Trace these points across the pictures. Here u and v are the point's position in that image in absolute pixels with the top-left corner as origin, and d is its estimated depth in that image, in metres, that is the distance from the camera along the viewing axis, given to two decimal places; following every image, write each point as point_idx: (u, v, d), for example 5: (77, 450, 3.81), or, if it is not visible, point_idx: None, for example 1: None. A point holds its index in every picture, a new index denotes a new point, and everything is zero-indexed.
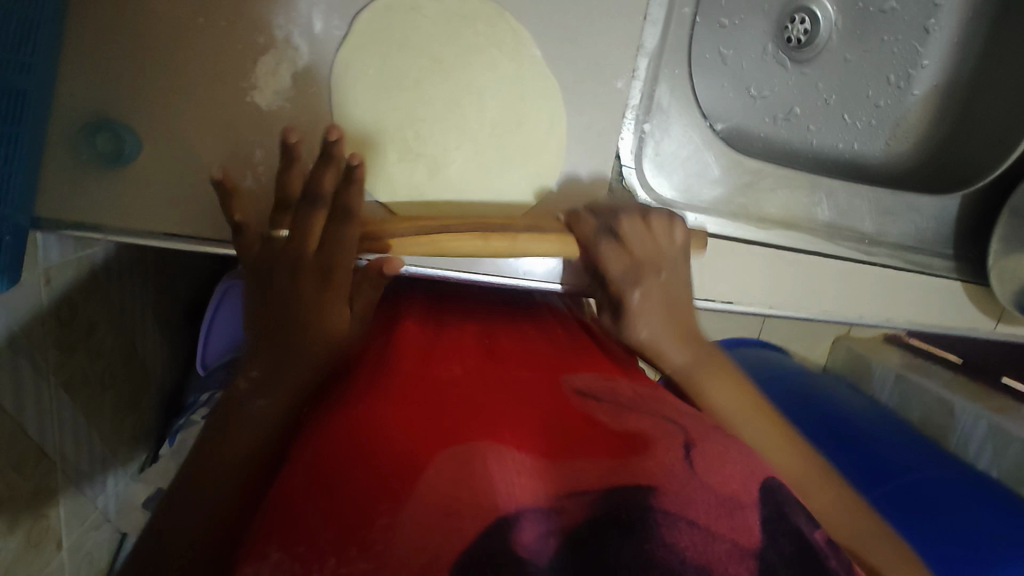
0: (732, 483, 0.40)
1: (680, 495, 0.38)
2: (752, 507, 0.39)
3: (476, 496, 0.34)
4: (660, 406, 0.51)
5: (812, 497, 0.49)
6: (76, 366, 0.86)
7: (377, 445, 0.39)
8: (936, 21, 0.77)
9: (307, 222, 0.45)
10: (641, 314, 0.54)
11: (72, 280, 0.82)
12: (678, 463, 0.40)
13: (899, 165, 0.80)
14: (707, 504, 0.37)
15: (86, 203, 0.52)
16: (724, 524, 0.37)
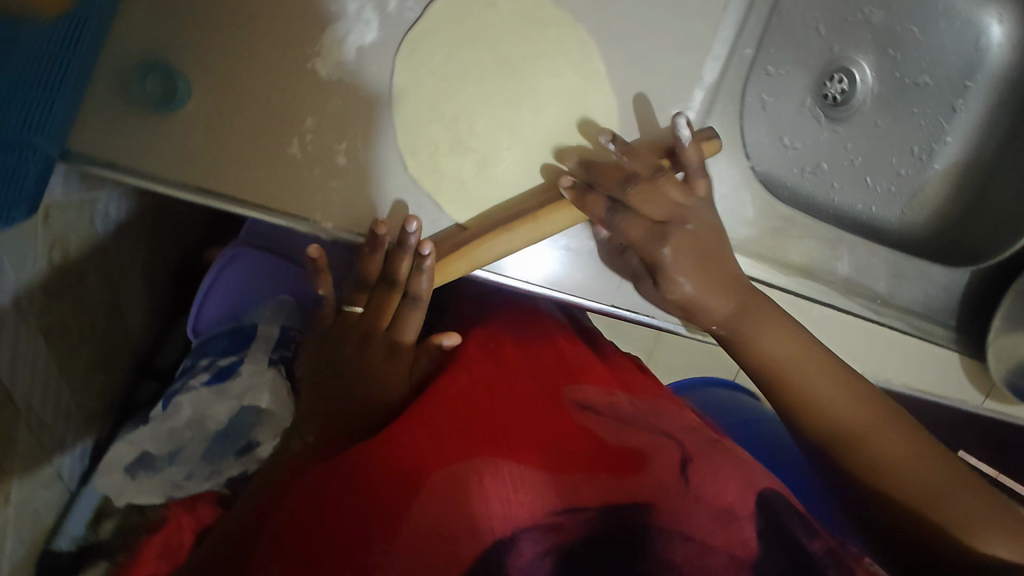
0: (728, 495, 0.45)
1: (674, 511, 0.43)
2: (748, 521, 0.43)
3: (477, 517, 0.42)
4: (659, 421, 0.55)
5: (858, 436, 0.54)
6: (58, 314, 0.82)
7: (394, 464, 0.46)
8: (964, 102, 0.81)
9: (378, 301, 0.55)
10: (678, 265, 0.55)
11: (70, 223, 0.78)
12: (675, 484, 0.45)
13: (913, 234, 0.82)
14: (704, 521, 0.43)
15: (123, 143, 0.50)
16: (719, 537, 0.42)
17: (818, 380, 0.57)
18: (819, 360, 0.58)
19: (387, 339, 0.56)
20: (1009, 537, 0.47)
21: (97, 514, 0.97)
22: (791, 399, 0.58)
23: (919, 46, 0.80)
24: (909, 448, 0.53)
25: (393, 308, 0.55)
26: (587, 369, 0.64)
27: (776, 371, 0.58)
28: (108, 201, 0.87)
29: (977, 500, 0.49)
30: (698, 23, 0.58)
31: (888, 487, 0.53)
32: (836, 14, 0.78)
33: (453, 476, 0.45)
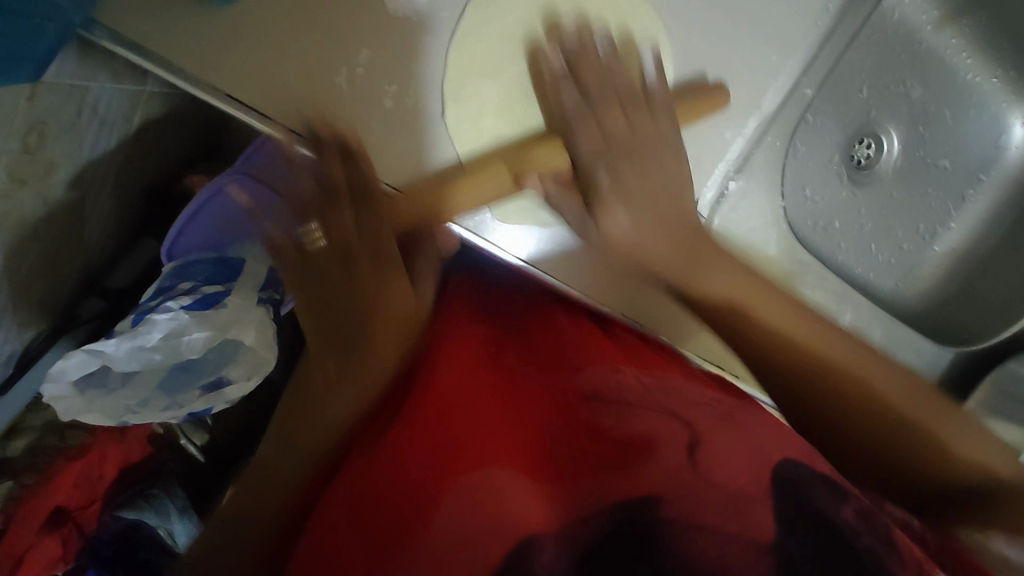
0: (742, 476, 0.45)
1: (686, 499, 0.43)
2: (761, 501, 0.43)
3: (501, 515, 0.40)
4: (666, 398, 0.51)
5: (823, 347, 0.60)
6: (18, 202, 0.74)
7: (402, 474, 0.43)
8: (974, 193, 0.84)
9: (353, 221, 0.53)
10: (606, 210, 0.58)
11: (55, 108, 0.72)
12: (683, 466, 0.45)
13: (901, 306, 0.85)
14: (717, 508, 0.43)
15: (158, 28, 0.48)
16: (739, 521, 0.42)
17: (728, 291, 0.60)
18: (749, 286, 0.61)
19: (356, 246, 0.53)
20: (845, 400, 0.57)
21: (11, 427, 0.92)
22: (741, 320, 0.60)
23: (946, 129, 0.82)
24: (848, 351, 0.61)
25: (347, 220, 0.53)
26: (593, 340, 0.60)
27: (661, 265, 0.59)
28: (100, 94, 0.81)
29: (864, 370, 0.59)
30: (771, 55, 0.61)
31: (822, 385, 0.58)
32: (879, 79, 0.79)
33: (470, 484, 0.42)
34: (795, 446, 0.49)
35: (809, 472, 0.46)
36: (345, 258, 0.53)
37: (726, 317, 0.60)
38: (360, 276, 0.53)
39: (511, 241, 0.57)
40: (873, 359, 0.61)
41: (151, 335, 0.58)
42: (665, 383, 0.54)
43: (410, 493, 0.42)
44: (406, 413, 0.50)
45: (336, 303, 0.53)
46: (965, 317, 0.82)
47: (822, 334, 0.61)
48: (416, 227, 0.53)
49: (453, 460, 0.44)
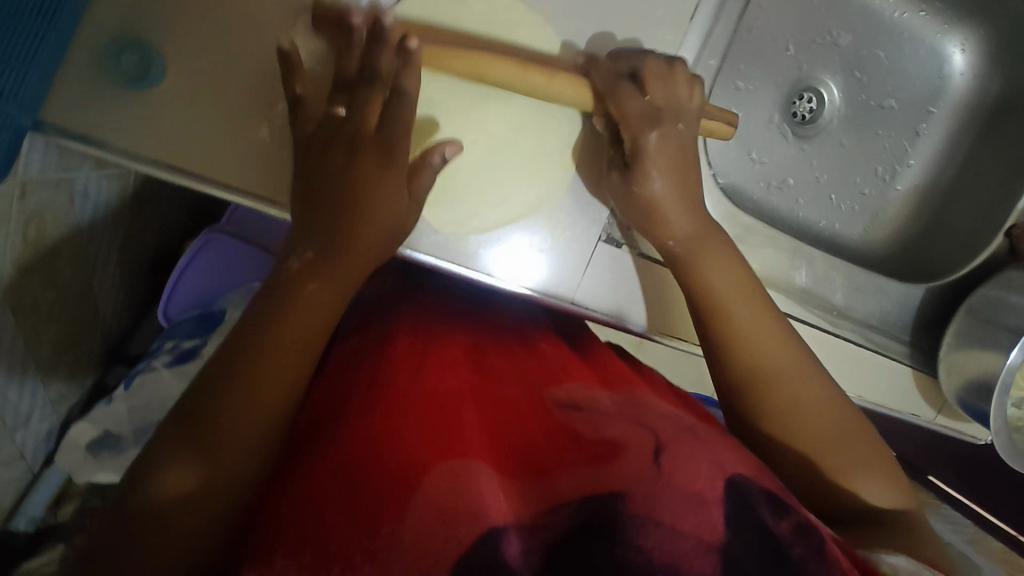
0: (698, 480, 0.46)
1: (649, 498, 0.45)
2: (715, 505, 0.44)
3: (477, 508, 0.43)
4: (642, 414, 0.56)
5: (771, 353, 0.54)
6: (28, 291, 0.82)
7: (379, 462, 0.47)
8: (927, 127, 0.84)
9: (364, 101, 0.49)
10: (654, 156, 0.56)
11: (45, 201, 0.80)
12: (647, 470, 0.47)
13: (872, 251, 0.85)
14: (673, 505, 0.44)
15: (95, 117, 0.50)
16: (690, 521, 0.44)
17: (714, 264, 0.57)
18: (746, 284, 0.57)
19: (379, 137, 0.49)
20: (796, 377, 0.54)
21: (58, 497, 0.99)
22: (729, 335, 0.55)
23: (885, 70, 0.83)
24: (836, 410, 0.53)
25: (375, 108, 0.49)
26: (573, 370, 0.67)
27: (710, 296, 0.57)
28: (87, 181, 0.88)
29: (836, 425, 0.52)
30: (665, 33, 0.60)
31: (796, 420, 0.52)
32: (804, 34, 0.81)
33: (443, 469, 0.46)
34: (742, 457, 0.50)
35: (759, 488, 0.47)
36: (348, 145, 0.49)
37: (689, 267, 0.58)
38: (337, 164, 0.49)
39: (506, 269, 0.61)
40: (870, 431, 0.54)
41: (140, 397, 0.62)
42: (632, 397, 0.61)
43: (391, 482, 0.46)
44: (386, 407, 0.53)
45: (323, 192, 0.49)
46: (933, 250, 0.81)
47: (807, 364, 0.55)
48: (394, 145, 0.49)
49: (431, 453, 0.48)
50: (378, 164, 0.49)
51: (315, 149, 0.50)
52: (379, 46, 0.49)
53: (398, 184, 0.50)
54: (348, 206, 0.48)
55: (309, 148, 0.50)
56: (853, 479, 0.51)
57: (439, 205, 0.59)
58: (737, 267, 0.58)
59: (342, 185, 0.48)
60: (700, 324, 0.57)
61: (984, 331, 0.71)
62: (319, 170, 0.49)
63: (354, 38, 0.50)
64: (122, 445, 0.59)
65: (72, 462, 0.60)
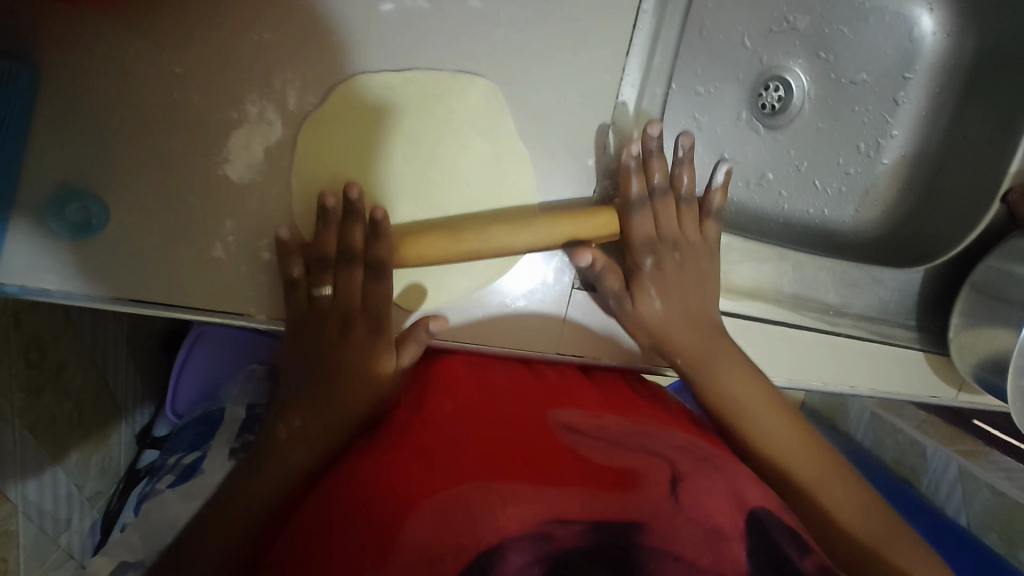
0: (720, 515, 0.45)
1: (668, 529, 0.43)
2: (736, 541, 0.43)
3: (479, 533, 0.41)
4: (654, 441, 0.55)
5: (803, 481, 0.56)
6: (43, 408, 0.85)
7: (388, 476, 0.46)
8: (905, 94, 0.79)
9: (345, 280, 0.52)
10: (654, 291, 0.60)
11: (41, 322, 0.82)
12: (665, 501, 0.46)
13: (866, 231, 0.82)
14: (694, 540, 0.43)
15: (50, 271, 0.51)
16: (707, 555, 0.42)
17: (716, 352, 0.60)
18: (759, 387, 0.60)
19: (369, 313, 0.52)
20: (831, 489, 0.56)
21: None
22: (747, 429, 0.59)
23: (852, 43, 0.79)
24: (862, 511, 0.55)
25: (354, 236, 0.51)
26: (580, 387, 0.65)
27: (716, 404, 0.60)
28: None
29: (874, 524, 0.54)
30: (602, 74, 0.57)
31: (800, 474, 0.57)
32: (759, 25, 0.77)
33: (449, 493, 0.44)
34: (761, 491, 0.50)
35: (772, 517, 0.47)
36: (341, 322, 0.52)
37: (692, 363, 0.60)
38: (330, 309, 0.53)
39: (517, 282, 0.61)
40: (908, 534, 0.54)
41: None
42: (643, 422, 0.59)
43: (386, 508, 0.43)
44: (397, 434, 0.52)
45: (309, 360, 0.53)
46: (927, 224, 0.78)
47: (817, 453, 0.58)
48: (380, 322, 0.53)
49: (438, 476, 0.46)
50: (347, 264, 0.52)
51: (303, 329, 0.54)
52: (350, 222, 0.51)
53: (390, 351, 0.53)
54: (343, 356, 0.52)
55: (300, 324, 0.54)
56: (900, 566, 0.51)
57: (406, 287, 0.59)
58: (744, 370, 0.61)
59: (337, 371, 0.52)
60: (727, 426, 0.60)
61: (990, 307, 0.68)
62: (303, 356, 0.53)
63: (331, 217, 0.52)
64: None
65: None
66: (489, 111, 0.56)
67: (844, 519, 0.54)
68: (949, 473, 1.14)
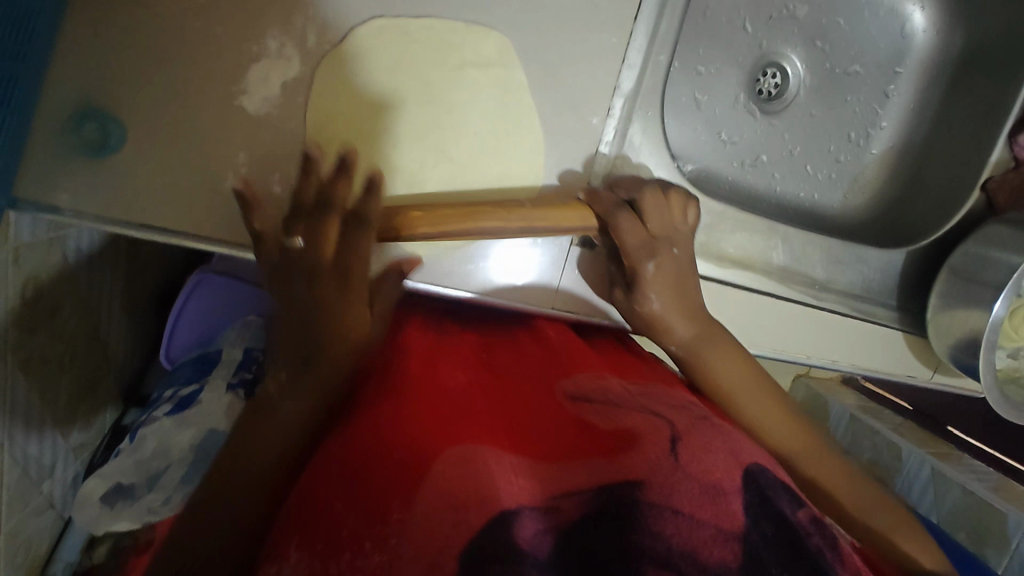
0: (716, 471, 0.46)
1: (666, 484, 0.44)
2: (733, 495, 0.45)
3: (488, 494, 0.41)
4: (651, 403, 0.56)
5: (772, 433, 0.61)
6: (36, 348, 0.85)
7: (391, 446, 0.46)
8: (895, 88, 0.83)
9: (322, 232, 0.52)
10: (652, 282, 0.61)
11: (41, 261, 0.82)
12: (666, 457, 0.46)
13: (854, 216, 0.85)
14: (692, 495, 0.43)
15: (66, 188, 0.53)
16: (707, 510, 0.43)
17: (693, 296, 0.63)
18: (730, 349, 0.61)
19: (337, 269, 0.52)
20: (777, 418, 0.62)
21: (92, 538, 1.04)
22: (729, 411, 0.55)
23: (847, 35, 0.82)
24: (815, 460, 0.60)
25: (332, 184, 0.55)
26: (581, 359, 0.66)
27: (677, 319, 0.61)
28: (79, 237, 0.90)
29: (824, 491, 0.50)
30: (610, 37, 0.60)
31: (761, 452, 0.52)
32: (760, 11, 0.80)
33: (462, 457, 0.45)
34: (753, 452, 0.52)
35: (774, 481, 0.49)
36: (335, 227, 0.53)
37: (684, 287, 0.63)
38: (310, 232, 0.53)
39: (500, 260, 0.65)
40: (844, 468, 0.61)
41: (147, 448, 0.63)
42: (645, 386, 0.61)
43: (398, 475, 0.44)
44: (411, 397, 0.53)
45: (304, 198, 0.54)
46: (912, 210, 0.81)
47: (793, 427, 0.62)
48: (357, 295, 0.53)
49: (434, 442, 0.47)
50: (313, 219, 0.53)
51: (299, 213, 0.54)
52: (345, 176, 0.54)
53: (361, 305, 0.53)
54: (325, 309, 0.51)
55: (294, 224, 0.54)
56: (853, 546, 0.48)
57: None
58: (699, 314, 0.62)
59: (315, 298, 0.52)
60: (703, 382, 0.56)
61: (966, 289, 0.71)
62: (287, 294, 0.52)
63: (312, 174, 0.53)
64: (138, 492, 0.60)
65: (90, 517, 0.59)
66: (501, 64, 0.58)
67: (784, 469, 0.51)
68: (923, 474, 1.13)
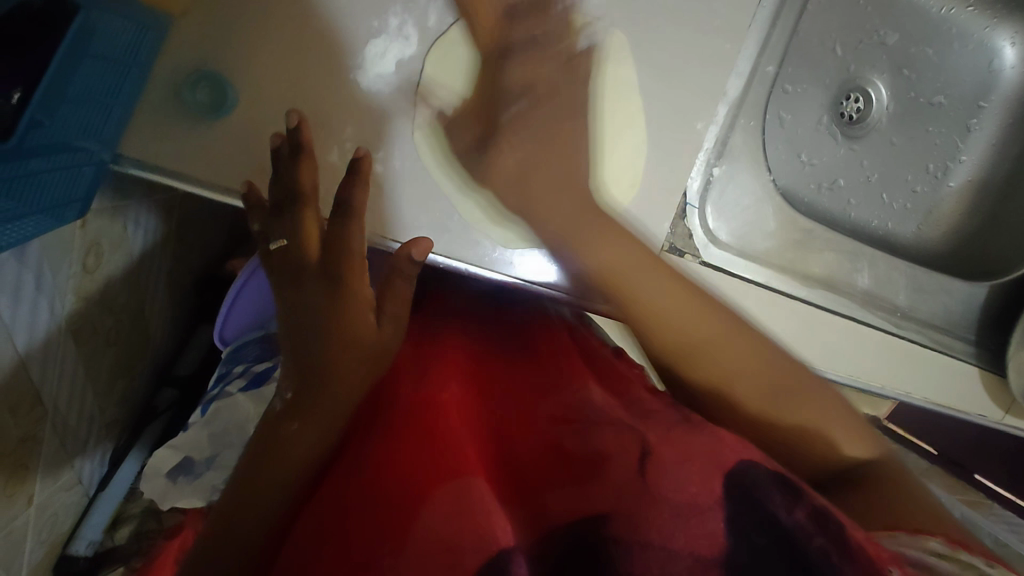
0: (698, 483, 0.39)
1: (648, 509, 0.38)
2: (714, 511, 0.37)
3: (474, 534, 0.38)
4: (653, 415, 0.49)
5: (719, 361, 0.51)
6: (88, 318, 0.83)
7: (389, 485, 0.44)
8: (979, 122, 0.82)
9: (297, 225, 0.49)
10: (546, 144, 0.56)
11: (105, 227, 0.81)
12: (631, 480, 0.41)
13: (929, 249, 0.84)
14: (668, 515, 0.37)
15: (171, 149, 0.52)
16: (686, 535, 0.36)
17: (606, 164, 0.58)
18: (659, 269, 0.54)
19: (324, 259, 0.48)
20: (842, 433, 0.50)
21: (114, 519, 1.00)
22: (703, 369, 0.51)
23: (933, 68, 0.82)
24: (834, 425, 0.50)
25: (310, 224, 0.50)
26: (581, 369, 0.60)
27: (613, 268, 0.54)
28: (141, 209, 0.89)
29: (798, 409, 0.50)
30: (722, 43, 0.59)
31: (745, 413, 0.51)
32: (850, 35, 0.80)
33: (447, 491, 0.42)
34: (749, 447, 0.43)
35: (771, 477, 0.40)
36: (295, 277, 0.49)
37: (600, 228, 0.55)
38: (312, 298, 0.48)
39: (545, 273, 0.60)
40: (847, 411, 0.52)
41: (216, 423, 0.62)
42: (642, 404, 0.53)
43: (392, 510, 0.42)
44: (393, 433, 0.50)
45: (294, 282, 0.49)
46: (986, 247, 0.81)
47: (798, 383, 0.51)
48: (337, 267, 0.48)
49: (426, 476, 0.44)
50: (332, 288, 0.48)
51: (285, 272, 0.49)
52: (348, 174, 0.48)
53: (342, 297, 0.48)
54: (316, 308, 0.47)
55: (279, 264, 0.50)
56: (840, 446, 0.50)
57: (503, 225, 0.58)
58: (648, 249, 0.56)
59: (324, 363, 0.46)
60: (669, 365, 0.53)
61: None
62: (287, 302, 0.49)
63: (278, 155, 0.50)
64: (197, 468, 0.61)
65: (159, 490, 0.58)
66: (614, 61, 0.58)
67: (767, 411, 0.50)
68: None
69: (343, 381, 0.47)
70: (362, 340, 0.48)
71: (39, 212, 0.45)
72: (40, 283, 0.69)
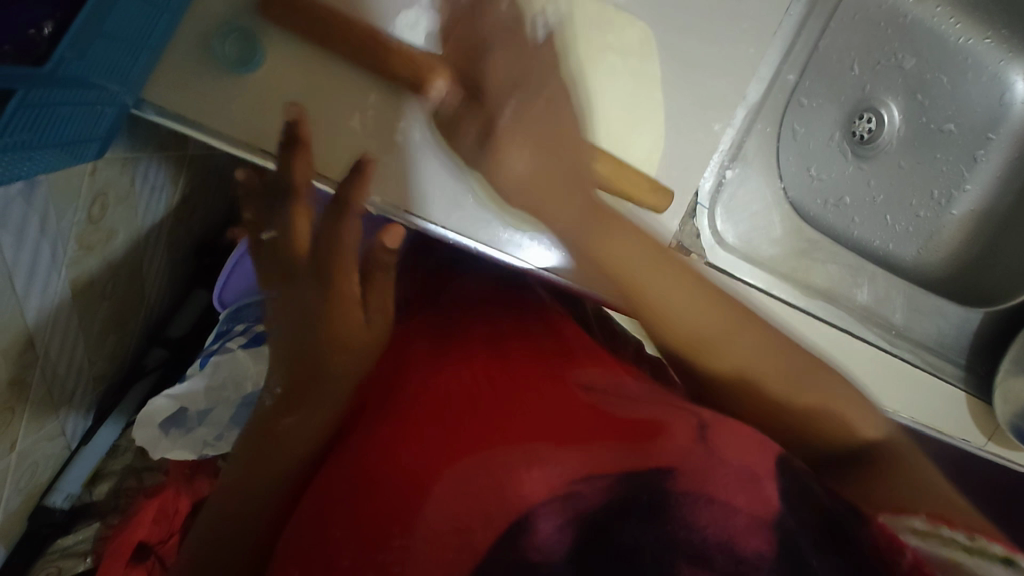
0: (750, 456, 0.40)
1: (698, 473, 0.39)
2: (768, 480, 0.38)
3: (499, 505, 0.38)
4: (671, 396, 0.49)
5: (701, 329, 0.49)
6: (87, 267, 0.82)
7: (401, 462, 0.43)
8: (985, 154, 0.84)
9: (286, 221, 0.54)
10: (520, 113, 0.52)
11: (113, 176, 0.80)
12: (694, 446, 0.41)
13: (927, 273, 0.85)
14: (727, 481, 0.38)
15: (195, 99, 0.52)
16: (742, 497, 0.37)
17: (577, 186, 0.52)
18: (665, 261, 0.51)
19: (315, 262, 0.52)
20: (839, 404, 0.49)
21: (92, 476, 0.98)
22: (709, 355, 0.49)
23: (946, 95, 0.83)
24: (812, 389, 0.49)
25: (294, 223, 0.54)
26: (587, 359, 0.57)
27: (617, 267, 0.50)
28: (149, 164, 0.88)
29: (797, 380, 0.49)
30: (745, 48, 0.61)
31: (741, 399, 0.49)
32: (869, 55, 0.82)
33: (460, 470, 0.41)
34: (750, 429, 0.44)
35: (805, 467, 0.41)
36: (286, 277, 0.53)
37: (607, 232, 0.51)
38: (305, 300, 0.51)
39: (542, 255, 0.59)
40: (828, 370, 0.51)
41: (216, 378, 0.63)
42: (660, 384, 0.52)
43: (406, 487, 0.41)
44: (389, 418, 0.49)
45: (289, 276, 0.53)
46: (985, 278, 0.82)
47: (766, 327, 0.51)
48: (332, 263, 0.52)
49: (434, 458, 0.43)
50: (320, 291, 0.51)
51: (280, 270, 0.53)
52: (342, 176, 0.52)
53: (328, 290, 0.51)
54: (317, 306, 0.51)
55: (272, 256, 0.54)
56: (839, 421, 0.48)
57: (515, 206, 0.58)
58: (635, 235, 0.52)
59: (317, 357, 0.49)
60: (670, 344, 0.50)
61: None
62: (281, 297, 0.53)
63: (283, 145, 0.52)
64: (189, 423, 0.62)
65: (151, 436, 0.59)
66: (641, 54, 0.59)
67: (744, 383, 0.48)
68: None
69: (340, 368, 0.50)
70: (348, 338, 0.50)
71: (59, 147, 0.45)
72: (44, 225, 0.69)
